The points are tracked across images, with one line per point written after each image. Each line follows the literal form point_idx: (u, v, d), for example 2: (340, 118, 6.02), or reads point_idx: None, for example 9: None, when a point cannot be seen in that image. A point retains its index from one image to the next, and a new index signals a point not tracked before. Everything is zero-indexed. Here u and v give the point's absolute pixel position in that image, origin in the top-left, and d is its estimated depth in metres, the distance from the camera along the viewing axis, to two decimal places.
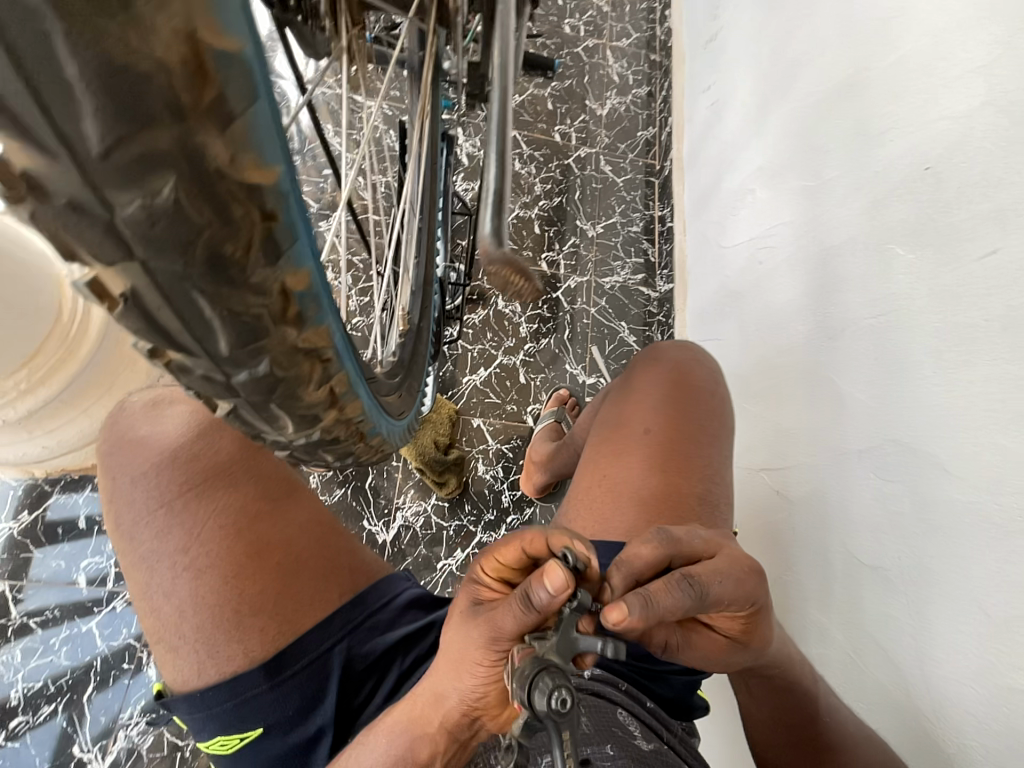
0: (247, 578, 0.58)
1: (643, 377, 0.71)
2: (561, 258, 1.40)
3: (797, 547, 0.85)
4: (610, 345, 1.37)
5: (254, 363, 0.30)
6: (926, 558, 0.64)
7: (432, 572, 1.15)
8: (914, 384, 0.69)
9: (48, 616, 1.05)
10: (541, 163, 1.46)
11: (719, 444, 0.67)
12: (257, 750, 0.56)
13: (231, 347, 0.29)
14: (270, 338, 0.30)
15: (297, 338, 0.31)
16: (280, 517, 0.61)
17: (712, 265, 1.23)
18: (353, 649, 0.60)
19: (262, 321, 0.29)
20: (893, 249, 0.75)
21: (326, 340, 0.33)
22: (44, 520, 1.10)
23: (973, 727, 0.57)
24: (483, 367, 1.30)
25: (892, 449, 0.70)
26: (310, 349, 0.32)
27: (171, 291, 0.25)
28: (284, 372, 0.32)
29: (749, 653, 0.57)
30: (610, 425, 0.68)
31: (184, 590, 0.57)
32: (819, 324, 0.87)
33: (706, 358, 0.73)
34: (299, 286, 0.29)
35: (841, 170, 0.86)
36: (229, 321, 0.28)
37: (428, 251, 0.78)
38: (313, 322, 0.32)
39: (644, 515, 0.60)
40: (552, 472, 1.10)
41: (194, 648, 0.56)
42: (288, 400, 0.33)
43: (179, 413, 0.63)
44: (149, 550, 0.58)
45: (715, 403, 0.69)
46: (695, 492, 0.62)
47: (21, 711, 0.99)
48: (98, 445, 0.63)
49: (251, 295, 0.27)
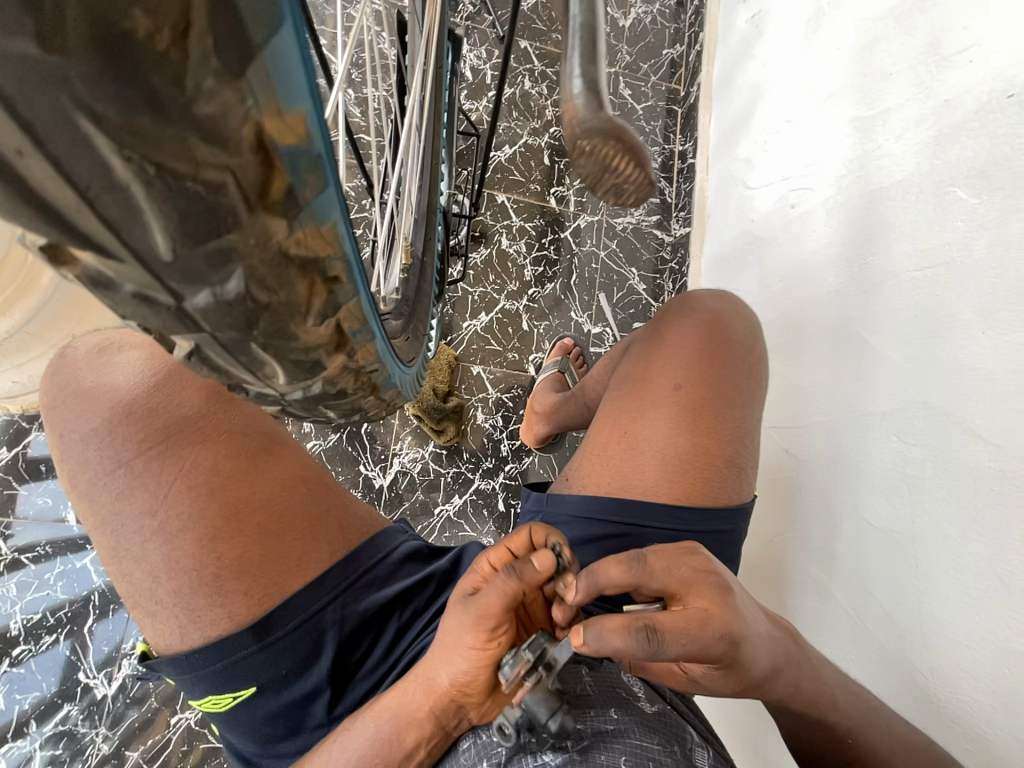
0: (224, 541, 0.54)
1: (676, 326, 0.65)
2: (571, 194, 1.29)
3: (802, 507, 0.84)
4: (618, 292, 1.29)
5: (223, 278, 0.21)
6: (941, 526, 0.63)
7: (429, 517, 1.14)
8: (958, 343, 0.64)
9: (39, 552, 1.03)
10: (554, 82, 1.31)
11: (751, 402, 0.63)
12: (251, 709, 0.55)
13: (172, 250, 0.19)
14: (245, 232, 0.20)
15: (284, 237, 0.22)
16: (259, 476, 0.57)
17: (738, 205, 1.13)
18: (348, 606, 0.58)
19: (223, 195, 0.19)
20: (952, 190, 0.67)
21: (329, 244, 0.25)
22: (25, 456, 1.06)
23: (969, 684, 0.59)
24: (484, 311, 1.22)
25: (920, 413, 0.67)
26: (308, 257, 0.24)
27: (49, 125, 0.15)
28: (270, 290, 0.23)
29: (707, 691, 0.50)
30: (636, 377, 0.64)
31: (156, 554, 0.53)
32: (855, 273, 0.81)
33: (742, 308, 0.67)
34: (285, 133, 0.19)
35: (901, 98, 0.76)
36: (169, 196, 0.18)
37: (432, 174, 0.69)
38: (311, 214, 0.22)
39: (668, 474, 0.58)
40: (555, 424, 1.07)
41: (173, 613, 0.53)
42: (277, 334, 0.25)
43: (131, 362, 0.57)
44: (111, 514, 0.53)
45: (751, 359, 0.64)
46: (724, 452, 0.60)
47: (23, 640, 0.99)
48: (40, 399, 0.57)
49: (211, 152, 0.18)
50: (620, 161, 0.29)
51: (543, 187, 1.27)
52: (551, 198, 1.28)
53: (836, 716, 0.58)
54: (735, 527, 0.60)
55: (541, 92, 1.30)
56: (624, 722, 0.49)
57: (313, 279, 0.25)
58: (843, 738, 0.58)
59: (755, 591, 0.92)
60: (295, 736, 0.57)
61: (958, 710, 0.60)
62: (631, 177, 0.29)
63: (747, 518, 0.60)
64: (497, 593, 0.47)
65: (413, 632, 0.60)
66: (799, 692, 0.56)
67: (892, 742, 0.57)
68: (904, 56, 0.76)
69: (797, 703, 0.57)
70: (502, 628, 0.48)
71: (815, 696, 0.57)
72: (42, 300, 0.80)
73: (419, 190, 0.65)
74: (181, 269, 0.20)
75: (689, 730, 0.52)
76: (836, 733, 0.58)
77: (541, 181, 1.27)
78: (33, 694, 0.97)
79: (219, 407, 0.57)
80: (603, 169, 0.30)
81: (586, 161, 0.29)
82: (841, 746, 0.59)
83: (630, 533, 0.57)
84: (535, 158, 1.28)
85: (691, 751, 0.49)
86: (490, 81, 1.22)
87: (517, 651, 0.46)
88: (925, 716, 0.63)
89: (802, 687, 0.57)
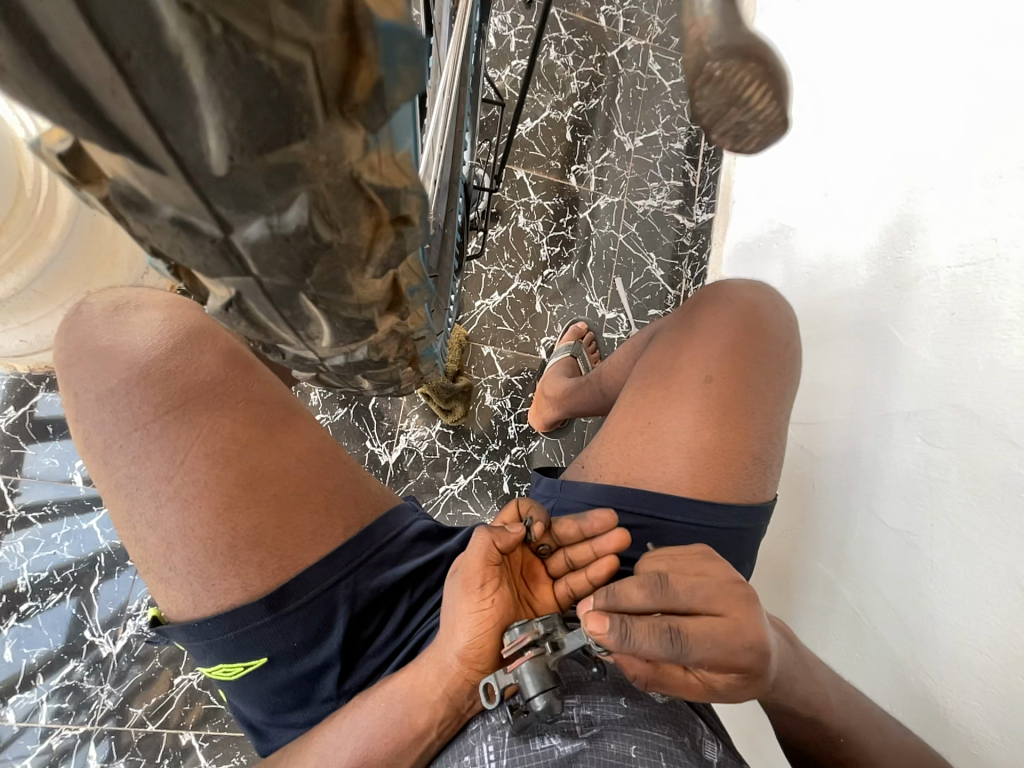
0: (239, 510, 0.53)
1: (709, 314, 0.63)
2: (591, 172, 1.24)
3: (816, 505, 0.83)
4: (635, 277, 1.25)
5: (282, 201, 0.22)
6: (962, 531, 0.61)
7: (434, 496, 1.13)
8: (995, 345, 0.62)
9: (47, 511, 1.03)
10: (580, 53, 1.25)
11: (782, 398, 0.61)
12: (262, 678, 0.55)
13: (229, 156, 0.19)
14: (316, 141, 0.21)
15: (358, 155, 0.22)
16: (276, 447, 0.56)
17: (766, 191, 1.08)
18: (360, 583, 0.57)
19: (299, 88, 0.18)
20: (1001, 181, 0.64)
21: (404, 175, 0.25)
22: (32, 416, 1.06)
23: (976, 691, 0.58)
24: (498, 290, 1.20)
25: (949, 414, 0.65)
26: (382, 186, 0.24)
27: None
28: (332, 222, 0.25)
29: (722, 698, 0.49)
30: (662, 365, 0.62)
31: (170, 520, 0.52)
32: (892, 265, 0.77)
33: (779, 301, 0.65)
34: (383, 8, 0.18)
35: (953, 80, 0.71)
36: (237, 74, 0.17)
37: (456, 143, 0.66)
38: (388, 137, 0.23)
39: (691, 467, 0.57)
40: (565, 409, 1.05)
41: (187, 580, 0.53)
42: (330, 266, 0.27)
43: (150, 321, 0.56)
44: (127, 477, 0.53)
45: (784, 353, 0.62)
46: (750, 449, 0.58)
47: (30, 597, 1.01)
48: (55, 356, 0.55)
49: (290, 19, 0.17)
50: (758, 95, 0.23)
51: (563, 164, 1.23)
52: (571, 176, 1.24)
53: (827, 715, 0.59)
54: (756, 525, 0.59)
55: (567, 62, 1.24)
56: (632, 712, 0.49)
57: (379, 215, 0.26)
58: (835, 737, 0.59)
59: (762, 586, 0.92)
60: (303, 707, 0.57)
61: (962, 715, 0.60)
62: (763, 107, 0.24)
63: (769, 517, 0.59)
64: (474, 551, 0.52)
65: (423, 611, 0.61)
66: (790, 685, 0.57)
67: (887, 752, 0.57)
68: (958, 34, 0.71)
69: (789, 703, 0.58)
70: (488, 584, 0.51)
71: (808, 697, 0.59)
72: (48, 258, 0.78)
73: (445, 158, 0.62)
74: (225, 186, 0.21)
75: (698, 722, 0.52)
76: (826, 731, 0.59)
77: (562, 157, 1.23)
78: (39, 649, 0.99)
79: (237, 374, 0.56)
80: (730, 103, 0.24)
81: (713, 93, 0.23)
82: (832, 744, 0.59)
83: (649, 524, 0.57)
84: (556, 133, 1.23)
85: (701, 743, 0.49)
86: (514, 49, 1.17)
87: (528, 619, 0.48)
88: (928, 719, 0.63)
89: (795, 691, 0.58)
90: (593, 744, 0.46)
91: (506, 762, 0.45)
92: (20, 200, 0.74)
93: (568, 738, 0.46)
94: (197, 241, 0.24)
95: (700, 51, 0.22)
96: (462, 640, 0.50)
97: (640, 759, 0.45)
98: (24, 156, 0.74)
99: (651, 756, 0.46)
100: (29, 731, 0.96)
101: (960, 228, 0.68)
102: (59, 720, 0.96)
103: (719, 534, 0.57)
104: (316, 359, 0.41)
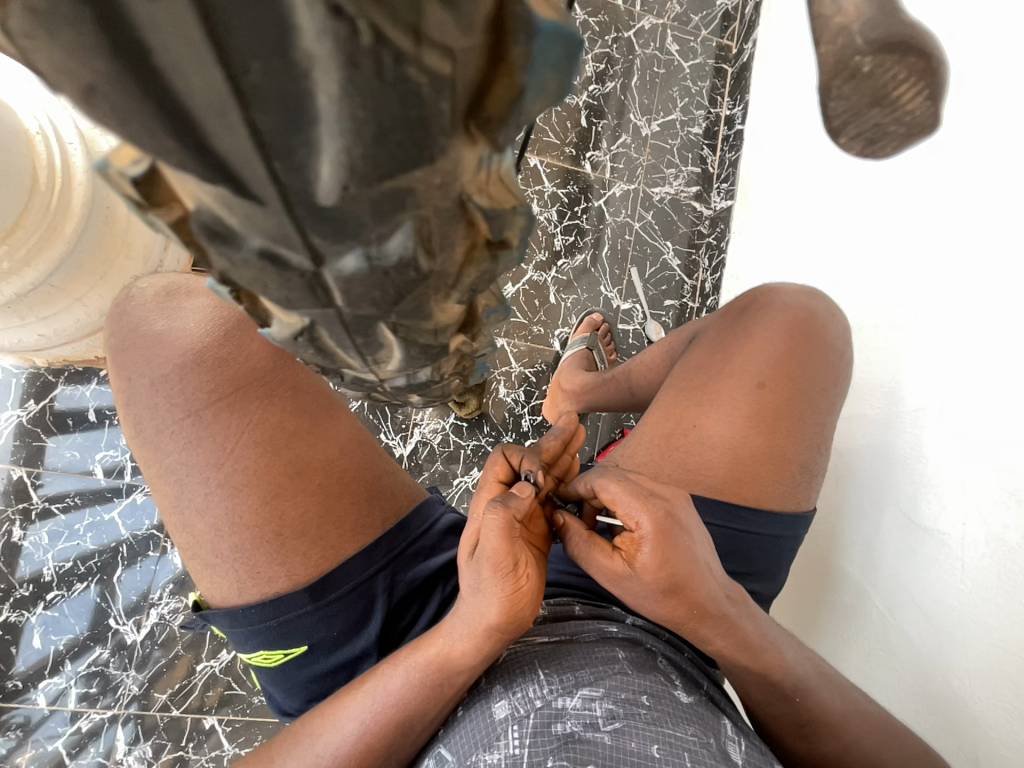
0: (287, 499, 0.53)
1: (758, 324, 0.65)
2: (607, 159, 1.21)
3: (846, 502, 0.81)
4: (651, 267, 1.22)
5: (385, 230, 0.20)
6: (999, 533, 0.60)
7: (448, 487, 1.13)
8: None
9: (70, 502, 1.05)
10: (596, 34, 1.21)
11: (834, 407, 0.64)
12: (302, 665, 0.55)
13: (343, 185, 0.18)
14: (436, 164, 0.19)
15: (471, 172, 0.20)
16: (320, 436, 0.55)
17: (788, 174, 1.04)
18: (397, 574, 0.57)
19: (440, 105, 0.17)
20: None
21: (512, 197, 0.23)
22: (52, 409, 1.07)
23: (996, 683, 0.59)
24: (511, 282, 1.17)
25: (986, 410, 0.63)
26: (490, 208, 0.22)
27: None
28: (430, 249, 0.22)
29: (649, 587, 0.49)
30: (708, 373, 0.65)
31: (219, 507, 0.52)
32: (929, 253, 0.74)
33: (835, 311, 0.66)
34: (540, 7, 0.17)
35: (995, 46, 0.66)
36: (377, 89, 0.16)
37: None
38: (502, 155, 0.21)
39: (737, 470, 0.60)
40: (583, 403, 1.04)
41: (233, 566, 0.53)
42: (413, 314, 0.25)
43: (200, 309, 0.56)
44: (175, 463, 0.52)
45: (831, 353, 0.64)
46: (801, 459, 0.62)
47: (55, 586, 1.02)
48: (105, 342, 0.55)
49: (441, 29, 0.16)
50: (909, 94, 0.23)
51: (578, 150, 1.20)
52: (586, 162, 1.20)
53: (873, 741, 0.55)
54: (795, 533, 0.62)
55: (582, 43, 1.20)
56: (656, 710, 0.47)
57: (477, 238, 0.23)
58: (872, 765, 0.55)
59: (795, 583, 0.89)
60: None
61: (991, 715, 0.59)
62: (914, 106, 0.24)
63: (808, 524, 0.63)
64: (495, 537, 0.47)
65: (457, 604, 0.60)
66: (743, 642, 0.53)
67: (844, 708, 0.55)
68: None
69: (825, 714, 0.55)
70: (523, 561, 0.48)
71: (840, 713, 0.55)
72: (66, 251, 0.77)
73: None
74: (328, 217, 0.19)
75: (723, 721, 0.49)
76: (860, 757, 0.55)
77: (576, 143, 1.19)
78: (66, 635, 1.01)
79: (285, 364, 0.55)
80: (872, 102, 0.23)
81: (856, 89, 0.23)
82: (797, 700, 0.55)
83: None
84: (572, 118, 1.20)
85: (724, 744, 0.46)
86: None
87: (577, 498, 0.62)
88: (957, 720, 0.62)
89: (824, 701, 0.55)
90: (615, 740, 0.44)
91: (529, 749, 0.44)
92: (35, 194, 0.72)
93: (590, 729, 0.45)
94: (286, 276, 0.21)
95: (845, 41, 0.22)
96: (495, 614, 0.48)
97: (662, 759, 0.43)
98: (37, 149, 0.73)
99: (673, 756, 0.43)
100: (59, 713, 0.99)
101: (1003, 213, 0.65)
102: (87, 703, 0.99)
103: (755, 536, 0.60)
104: (375, 382, 0.34)
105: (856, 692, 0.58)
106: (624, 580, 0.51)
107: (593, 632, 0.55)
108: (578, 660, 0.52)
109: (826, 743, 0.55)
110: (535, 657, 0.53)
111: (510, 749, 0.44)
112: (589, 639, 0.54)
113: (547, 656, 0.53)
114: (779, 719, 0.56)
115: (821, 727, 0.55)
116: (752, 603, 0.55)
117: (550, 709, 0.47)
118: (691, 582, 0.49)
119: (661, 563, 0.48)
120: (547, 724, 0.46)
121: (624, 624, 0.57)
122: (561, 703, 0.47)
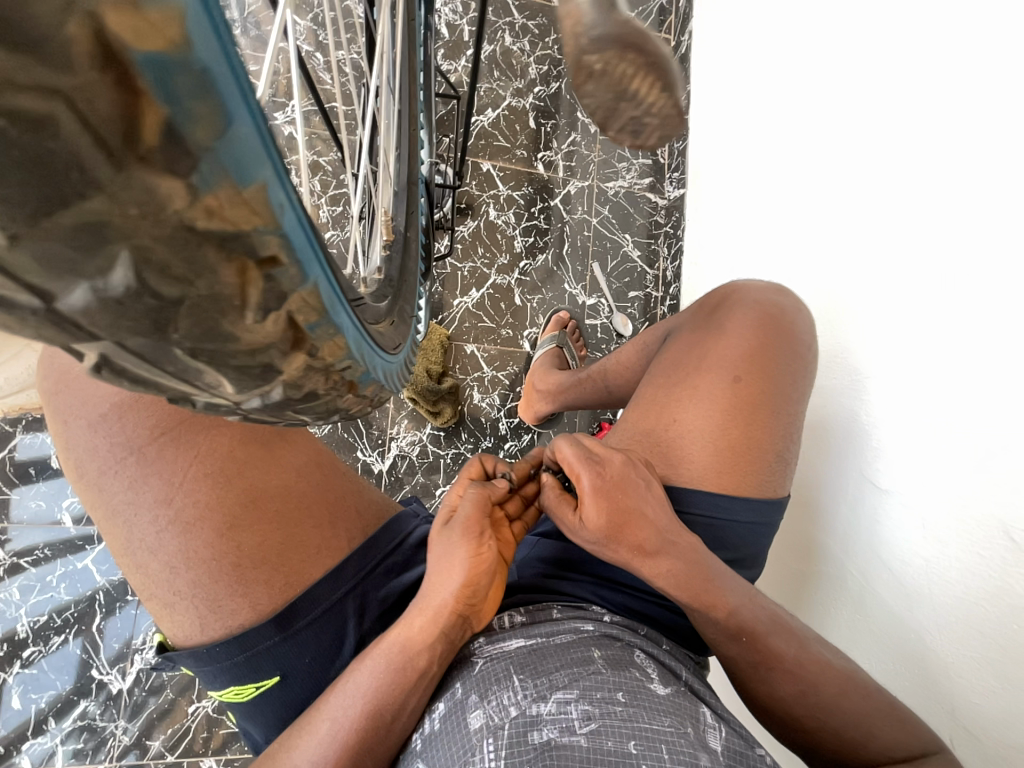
0: (245, 529, 0.52)
1: (731, 321, 0.67)
2: (559, 158, 1.22)
3: (819, 474, 0.83)
4: (612, 261, 1.24)
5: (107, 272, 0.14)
6: (951, 487, 0.62)
7: (432, 498, 1.12)
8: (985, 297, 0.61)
9: (39, 555, 1.02)
10: (536, 36, 1.23)
11: (802, 396, 0.66)
12: (276, 697, 0.54)
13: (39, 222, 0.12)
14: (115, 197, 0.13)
15: (194, 203, 0.14)
16: (274, 463, 0.54)
17: (737, 158, 1.06)
18: (368, 594, 0.57)
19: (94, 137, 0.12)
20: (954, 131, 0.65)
21: (259, 213, 0.16)
22: (13, 460, 1.03)
23: (968, 641, 0.60)
24: (475, 287, 1.17)
25: (935, 373, 0.66)
26: (228, 231, 0.16)
27: None
28: (178, 278, 0.16)
29: (596, 535, 0.55)
30: (684, 368, 0.66)
31: (173, 544, 0.51)
32: (875, 223, 0.76)
33: (801, 307, 0.69)
34: (146, 32, 0.11)
35: None
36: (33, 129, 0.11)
37: (412, 143, 0.58)
38: (225, 171, 0.14)
39: (716, 462, 0.62)
40: (556, 402, 1.05)
41: (193, 603, 0.52)
42: (212, 340, 0.18)
43: None
44: (124, 503, 0.50)
45: (788, 338, 0.66)
46: (775, 448, 0.63)
47: (32, 642, 0.99)
48: (39, 385, 0.52)
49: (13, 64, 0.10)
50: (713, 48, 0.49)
51: (529, 152, 1.21)
52: (539, 163, 1.21)
53: (844, 702, 0.54)
54: (770, 520, 0.64)
55: (524, 47, 1.22)
56: (631, 707, 0.47)
57: (243, 260, 0.17)
58: (838, 731, 0.54)
59: (780, 559, 0.90)
60: None
61: (962, 668, 0.61)
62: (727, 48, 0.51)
63: (782, 507, 0.64)
64: (469, 504, 0.57)
65: None
66: (684, 583, 0.54)
67: (798, 651, 0.56)
68: None
69: (795, 658, 0.55)
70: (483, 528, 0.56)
71: (800, 668, 0.55)
72: None
73: (400, 160, 0.55)
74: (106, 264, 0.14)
75: (701, 710, 0.50)
76: (827, 725, 0.54)
77: (527, 144, 1.21)
78: (48, 693, 0.97)
79: None
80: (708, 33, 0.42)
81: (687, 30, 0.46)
82: (796, 676, 0.55)
83: None
84: (520, 121, 1.21)
85: (703, 733, 0.47)
86: (468, 39, 1.15)
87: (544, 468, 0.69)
88: (928, 675, 0.64)
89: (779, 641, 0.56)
90: (592, 742, 0.44)
91: (506, 760, 0.43)
92: None
93: (566, 734, 0.45)
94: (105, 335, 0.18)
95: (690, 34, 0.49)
96: (454, 583, 0.53)
97: (640, 755, 0.43)
98: None
99: (650, 750, 0.44)
100: None
101: (933, 176, 0.68)
102: (76, 761, 0.95)
103: (729, 523, 0.61)
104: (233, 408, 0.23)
105: (817, 645, 0.57)
106: (577, 529, 0.56)
107: (568, 633, 0.56)
108: (552, 664, 0.52)
109: (784, 685, 0.55)
110: (512, 663, 0.52)
111: (485, 762, 0.44)
112: (564, 642, 0.55)
113: (523, 661, 0.52)
114: (734, 661, 0.56)
115: (774, 668, 0.55)
116: (702, 549, 0.56)
117: (525, 717, 0.47)
118: (631, 527, 0.55)
119: (607, 511, 0.54)
120: (523, 735, 0.45)
121: (600, 622, 0.58)
122: (536, 710, 0.47)
